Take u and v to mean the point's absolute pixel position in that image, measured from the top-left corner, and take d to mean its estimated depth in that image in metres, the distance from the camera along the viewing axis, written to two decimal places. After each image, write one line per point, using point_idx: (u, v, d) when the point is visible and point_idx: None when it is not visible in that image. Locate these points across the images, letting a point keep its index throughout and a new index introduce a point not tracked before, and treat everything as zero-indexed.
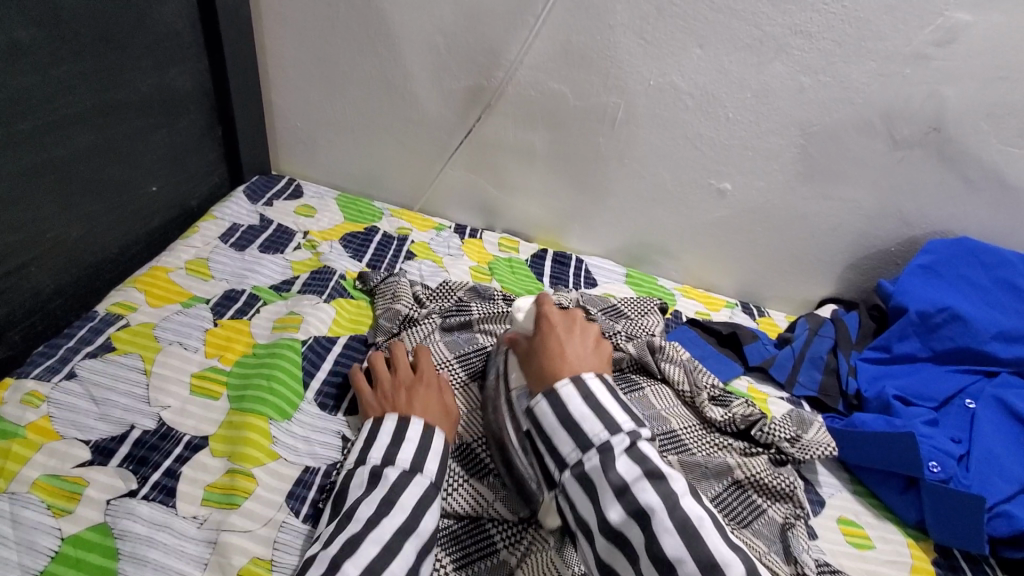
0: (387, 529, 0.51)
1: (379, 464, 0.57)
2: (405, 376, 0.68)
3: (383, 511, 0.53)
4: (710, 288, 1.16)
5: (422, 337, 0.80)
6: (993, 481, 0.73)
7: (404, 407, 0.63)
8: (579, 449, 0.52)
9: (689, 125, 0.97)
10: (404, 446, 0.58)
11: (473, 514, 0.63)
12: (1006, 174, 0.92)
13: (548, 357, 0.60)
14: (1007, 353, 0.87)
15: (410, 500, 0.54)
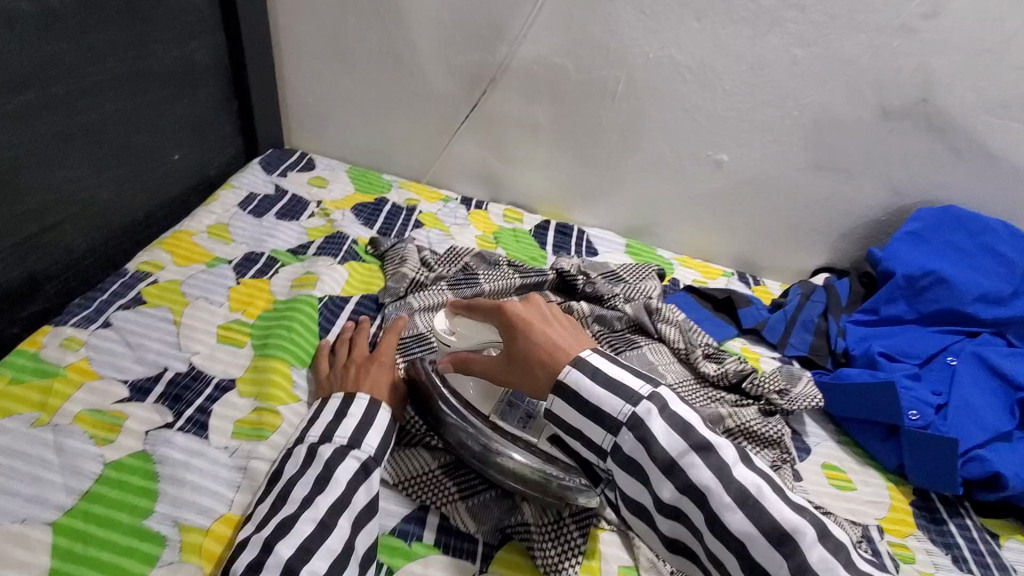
0: (322, 507, 0.53)
1: (315, 441, 0.58)
2: (359, 355, 0.70)
3: (320, 489, 0.54)
4: (708, 259, 1.20)
5: (427, 301, 0.85)
6: (969, 428, 0.78)
7: (351, 385, 0.65)
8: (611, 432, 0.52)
9: (686, 98, 1.01)
10: (344, 422, 0.60)
11: None
12: (990, 144, 0.96)
13: (537, 357, 0.58)
14: (988, 315, 0.91)
15: (344, 475, 0.56)
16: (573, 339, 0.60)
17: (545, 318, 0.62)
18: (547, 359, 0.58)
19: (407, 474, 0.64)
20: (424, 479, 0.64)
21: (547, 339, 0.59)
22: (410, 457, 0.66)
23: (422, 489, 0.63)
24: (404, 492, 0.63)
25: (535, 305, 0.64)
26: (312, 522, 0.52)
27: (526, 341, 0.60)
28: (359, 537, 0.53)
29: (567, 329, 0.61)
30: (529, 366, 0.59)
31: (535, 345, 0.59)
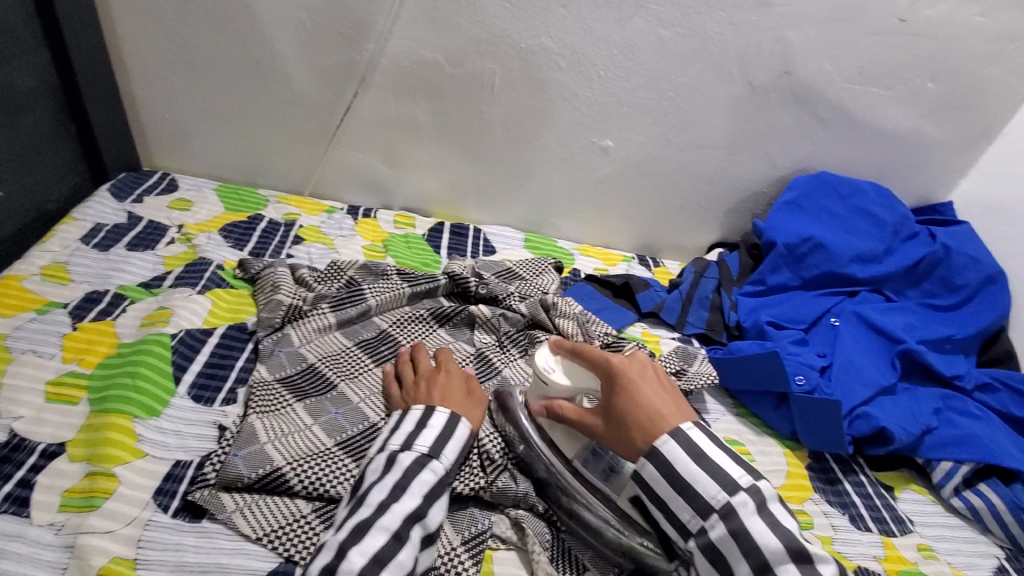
0: (397, 515, 0.51)
1: (396, 449, 0.56)
2: (428, 370, 0.68)
3: (394, 497, 0.52)
4: (608, 246, 1.20)
5: (312, 332, 0.78)
6: (852, 387, 0.80)
7: (425, 398, 0.63)
8: (699, 516, 0.52)
9: (562, 85, 0.99)
10: (424, 433, 0.57)
11: None
12: (852, 110, 1.00)
13: (639, 425, 0.56)
14: (864, 274, 0.95)
15: (422, 488, 0.54)
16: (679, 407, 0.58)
17: (647, 372, 0.60)
18: (647, 420, 0.56)
19: (274, 525, 0.56)
20: (292, 529, 0.56)
21: (651, 400, 0.57)
22: (281, 508, 0.58)
23: (289, 541, 0.55)
24: (271, 547, 0.55)
25: (640, 364, 0.61)
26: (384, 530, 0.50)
27: (629, 401, 0.57)
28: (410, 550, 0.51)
29: (671, 394, 0.59)
30: (628, 432, 0.57)
31: (637, 406, 0.57)
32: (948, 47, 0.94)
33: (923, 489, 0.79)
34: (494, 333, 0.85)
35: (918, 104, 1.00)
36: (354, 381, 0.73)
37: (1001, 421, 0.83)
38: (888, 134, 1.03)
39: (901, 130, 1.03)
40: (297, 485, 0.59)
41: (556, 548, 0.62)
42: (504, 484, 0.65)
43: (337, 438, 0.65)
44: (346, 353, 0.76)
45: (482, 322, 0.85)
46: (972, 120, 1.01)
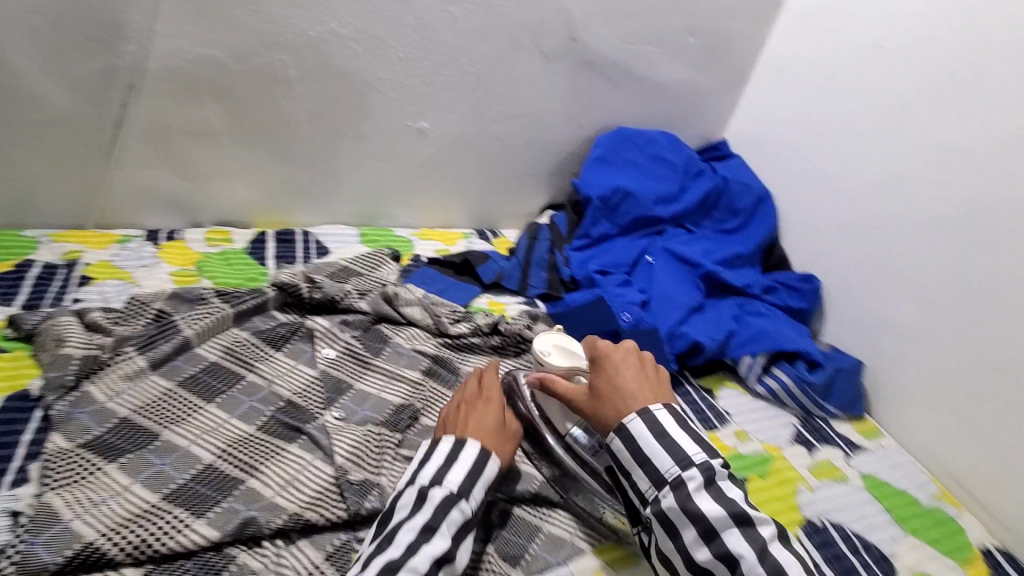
0: (423, 559, 0.53)
1: (427, 485, 0.58)
2: (486, 384, 0.70)
3: (426, 539, 0.54)
4: (447, 226, 1.21)
5: (120, 382, 0.69)
6: (670, 312, 0.92)
7: (461, 426, 0.64)
8: (655, 486, 0.59)
9: (363, 72, 0.97)
10: (455, 468, 0.59)
11: (213, 544, 0.56)
12: (633, 68, 1.11)
13: (611, 397, 0.64)
14: (668, 212, 1.08)
15: (451, 529, 0.56)
16: (658, 390, 0.65)
17: (633, 357, 0.67)
18: (620, 406, 0.63)
19: None
20: None
21: (628, 381, 0.65)
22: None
23: None
24: None
25: (625, 348, 0.68)
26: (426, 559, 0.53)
27: (609, 381, 0.65)
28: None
29: (653, 376, 0.66)
30: (605, 403, 0.64)
31: (615, 386, 0.64)
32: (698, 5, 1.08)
33: (735, 385, 0.94)
34: (338, 343, 0.80)
35: (685, 57, 1.14)
36: (182, 425, 0.66)
37: (784, 315, 1.02)
38: (667, 87, 1.17)
39: (677, 82, 1.17)
40: (120, 554, 0.53)
41: None
42: (372, 507, 0.61)
43: (164, 492, 0.59)
44: (168, 396, 0.69)
45: (321, 335, 0.80)
46: (727, 67, 1.18)
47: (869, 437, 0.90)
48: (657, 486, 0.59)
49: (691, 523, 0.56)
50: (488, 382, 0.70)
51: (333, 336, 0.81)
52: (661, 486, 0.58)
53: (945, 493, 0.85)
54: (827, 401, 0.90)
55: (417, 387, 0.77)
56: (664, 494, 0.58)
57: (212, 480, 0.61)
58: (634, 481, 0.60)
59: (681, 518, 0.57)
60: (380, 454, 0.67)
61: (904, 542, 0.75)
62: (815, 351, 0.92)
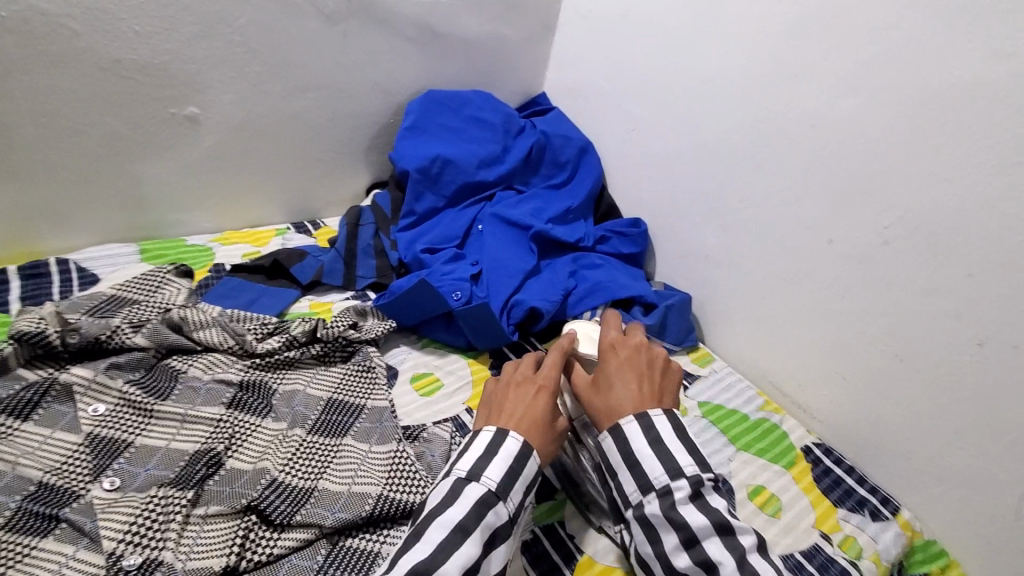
0: (454, 573, 0.50)
1: (465, 477, 0.56)
2: (548, 363, 0.69)
3: (455, 540, 0.52)
4: (258, 223, 1.07)
5: None
6: (504, 281, 0.88)
7: (502, 408, 0.63)
8: (640, 491, 0.58)
9: (92, 52, 0.78)
10: (493, 462, 0.57)
11: None
12: (433, 24, 1.03)
13: (614, 394, 0.64)
14: (493, 175, 1.03)
15: (484, 532, 0.53)
16: (659, 397, 0.65)
17: (642, 364, 0.68)
18: (614, 409, 0.63)
19: None
20: None
21: (630, 380, 0.66)
22: None
23: None
24: None
25: (640, 350, 0.69)
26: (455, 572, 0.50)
27: (610, 377, 0.66)
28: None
29: (658, 385, 0.66)
30: (607, 400, 0.64)
31: (613, 384, 0.66)
32: None
33: None
34: (109, 395, 0.66)
35: (486, 9, 1.08)
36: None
37: (618, 262, 1.04)
38: (474, 42, 1.10)
39: (484, 36, 1.10)
40: None
41: None
42: None
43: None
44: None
45: (82, 392, 0.65)
46: (531, 16, 1.14)
47: (704, 363, 0.96)
48: (642, 490, 0.58)
49: (672, 530, 0.55)
50: (550, 361, 0.69)
51: (99, 390, 0.66)
52: (647, 492, 0.58)
53: (770, 402, 0.93)
54: (665, 337, 0.94)
55: (218, 427, 0.66)
56: (648, 502, 0.57)
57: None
58: (620, 483, 0.60)
59: (663, 527, 0.56)
60: (163, 520, 0.56)
61: (738, 459, 0.81)
62: (649, 294, 0.95)
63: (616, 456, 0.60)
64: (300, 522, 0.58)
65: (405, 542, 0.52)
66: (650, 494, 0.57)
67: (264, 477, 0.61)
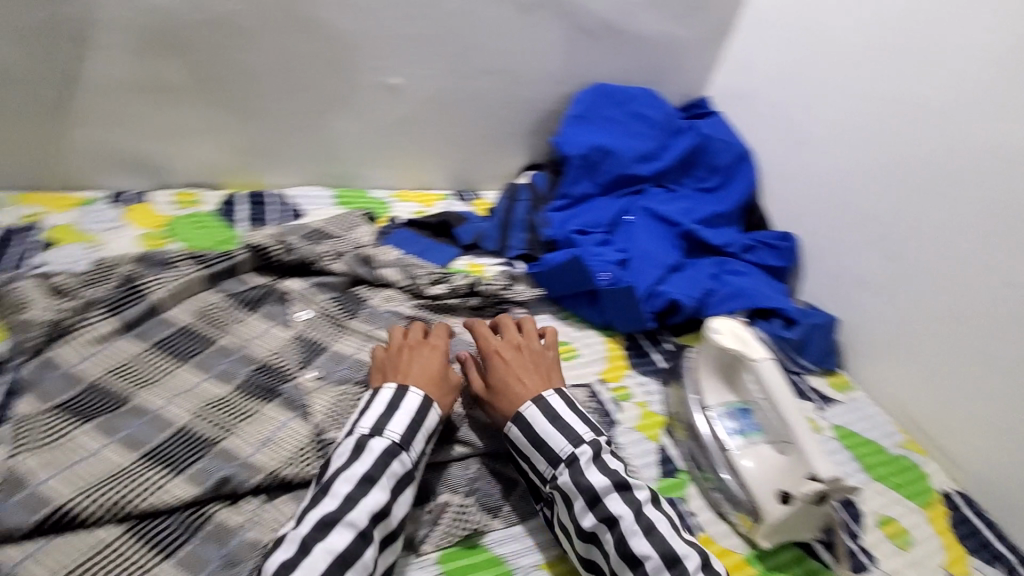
0: (363, 512, 0.54)
1: (365, 434, 0.58)
2: (439, 338, 0.70)
3: (365, 489, 0.55)
4: (425, 187, 1.19)
5: (88, 349, 0.67)
6: (648, 271, 0.92)
7: (396, 373, 0.65)
8: (551, 464, 0.61)
9: (329, 22, 0.92)
10: (395, 417, 0.60)
11: (191, 502, 0.57)
12: (613, 20, 1.08)
13: (497, 389, 0.66)
14: (648, 171, 1.06)
15: (389, 480, 0.56)
16: (550, 375, 0.68)
17: (493, 374, 0.68)
18: (515, 395, 0.65)
19: (78, 558, 0.52)
20: (105, 555, 0.53)
21: (500, 379, 0.67)
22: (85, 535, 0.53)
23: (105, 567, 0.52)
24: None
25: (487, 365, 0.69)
26: (348, 527, 0.53)
27: (488, 382, 0.67)
28: (383, 554, 0.55)
29: (544, 364, 0.69)
30: (494, 395, 0.66)
31: (498, 379, 0.67)
32: None
33: None
34: (313, 305, 0.80)
35: (664, 9, 1.10)
36: (156, 387, 0.66)
37: (762, 274, 1.03)
38: (647, 40, 1.13)
39: (657, 35, 1.13)
40: (98, 512, 0.55)
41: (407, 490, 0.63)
42: None
43: (141, 451, 0.60)
44: (139, 358, 0.68)
45: (295, 297, 0.80)
46: (706, 19, 1.15)
47: (842, 390, 0.93)
48: (553, 464, 0.61)
49: (579, 494, 0.58)
50: (424, 343, 0.69)
51: (308, 300, 0.80)
52: (557, 465, 0.61)
53: (910, 442, 0.88)
54: (801, 357, 0.94)
55: None
56: (560, 471, 0.60)
57: (188, 440, 0.62)
58: (532, 462, 0.63)
59: (573, 492, 0.59)
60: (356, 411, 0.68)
61: (868, 488, 0.78)
62: (791, 309, 0.94)
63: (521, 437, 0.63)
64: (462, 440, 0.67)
65: (314, 496, 0.55)
66: (561, 464, 0.60)
67: None
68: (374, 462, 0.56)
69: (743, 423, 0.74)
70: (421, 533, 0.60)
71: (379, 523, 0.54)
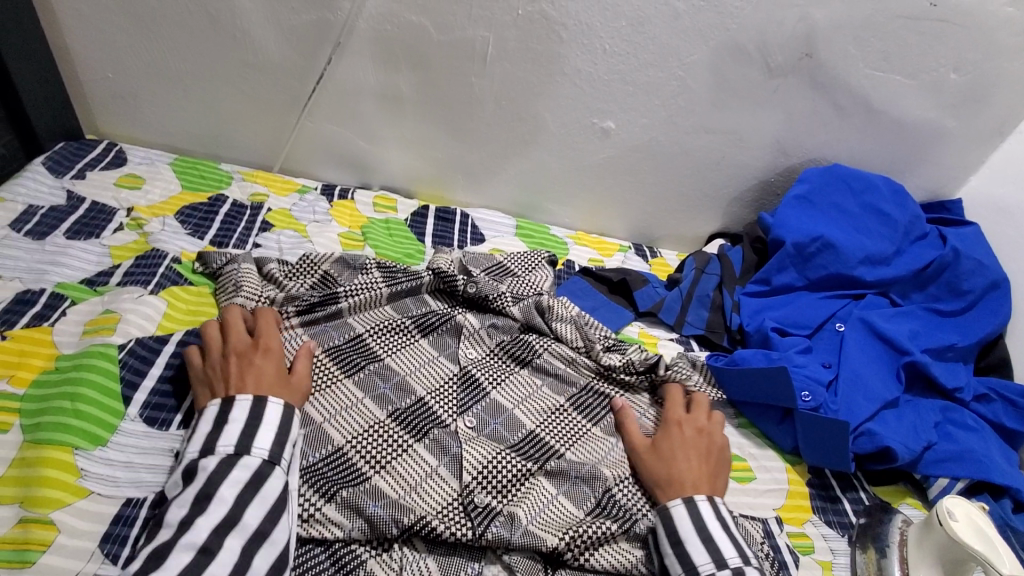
0: (203, 528, 0.48)
1: (194, 457, 0.52)
2: (711, 424, 0.70)
3: (200, 509, 0.49)
4: (603, 233, 1.13)
5: None
6: (858, 402, 0.77)
7: (232, 381, 0.58)
8: (714, 564, 0.55)
9: (564, 59, 0.89)
10: (226, 430, 0.54)
11: (341, 539, 0.55)
12: (872, 98, 0.94)
13: (666, 462, 0.64)
14: (872, 277, 0.91)
15: (233, 489, 0.51)
16: (712, 483, 0.64)
17: (676, 448, 0.66)
18: (676, 474, 0.63)
19: None
20: None
21: (689, 460, 0.64)
22: None
23: None
24: None
25: (680, 434, 0.67)
26: (188, 550, 0.47)
27: (672, 449, 0.65)
28: (255, 559, 0.48)
29: (700, 465, 0.64)
30: (666, 463, 0.64)
31: (674, 452, 0.65)
32: (977, 35, 0.88)
33: (919, 503, 0.78)
34: (483, 346, 0.77)
35: (939, 95, 0.94)
36: (320, 398, 0.66)
37: (992, 432, 0.82)
38: (904, 126, 0.97)
39: (918, 122, 0.97)
40: None
41: None
42: (496, 535, 0.57)
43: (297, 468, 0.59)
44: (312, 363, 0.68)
45: (468, 334, 0.76)
46: (989, 114, 0.96)
47: None
48: (716, 564, 0.55)
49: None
50: (705, 429, 0.68)
51: (479, 340, 0.77)
52: (722, 567, 0.55)
53: None
54: None
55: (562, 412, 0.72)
56: (722, 574, 0.55)
57: (341, 467, 0.60)
58: (686, 552, 0.57)
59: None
60: (513, 477, 0.63)
61: None
62: None
63: (687, 526, 0.58)
64: (615, 547, 0.60)
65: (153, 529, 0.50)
66: (726, 568, 0.55)
67: (601, 483, 0.64)
68: (207, 480, 0.51)
69: None
70: None
71: (227, 535, 0.49)
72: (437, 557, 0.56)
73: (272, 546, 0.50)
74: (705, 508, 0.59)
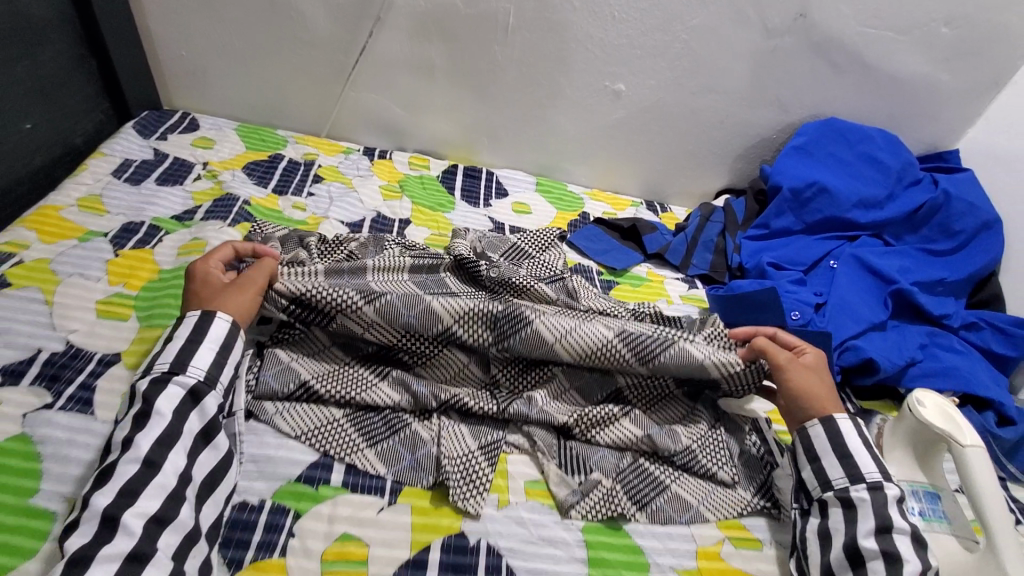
0: (145, 442, 0.52)
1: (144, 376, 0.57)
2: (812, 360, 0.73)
3: (140, 424, 0.53)
4: (617, 191, 1.23)
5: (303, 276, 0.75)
6: (845, 322, 0.85)
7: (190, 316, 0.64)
8: (849, 477, 0.61)
9: (578, 26, 0.99)
10: (169, 348, 0.59)
11: (391, 406, 0.67)
12: (865, 55, 1.01)
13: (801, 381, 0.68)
14: (866, 219, 0.99)
15: (171, 404, 0.55)
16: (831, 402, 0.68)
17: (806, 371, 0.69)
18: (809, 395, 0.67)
19: (310, 426, 0.64)
20: (329, 429, 0.64)
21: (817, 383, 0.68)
22: (311, 412, 0.65)
23: (325, 439, 0.63)
24: (309, 442, 0.63)
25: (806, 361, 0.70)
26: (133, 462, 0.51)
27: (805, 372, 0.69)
28: (194, 469, 0.55)
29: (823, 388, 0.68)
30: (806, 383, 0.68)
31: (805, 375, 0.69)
32: None
33: None
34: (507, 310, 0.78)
35: (929, 50, 1.00)
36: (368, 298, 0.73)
37: (980, 356, 0.89)
38: (898, 80, 1.04)
39: (912, 77, 1.03)
40: (327, 395, 0.66)
41: (564, 455, 0.67)
42: (517, 410, 0.68)
43: (355, 355, 0.71)
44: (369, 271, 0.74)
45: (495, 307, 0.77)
46: (980, 67, 1.02)
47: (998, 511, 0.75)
48: (851, 478, 0.60)
49: (871, 516, 0.57)
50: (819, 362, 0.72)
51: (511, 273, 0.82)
52: (856, 481, 0.60)
53: None
54: (1008, 461, 0.80)
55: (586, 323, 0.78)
56: (856, 488, 0.60)
57: (387, 356, 0.71)
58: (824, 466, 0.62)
59: (865, 513, 0.58)
60: (530, 370, 0.73)
61: None
62: (1010, 406, 0.82)
63: (824, 442, 0.63)
64: (621, 427, 0.70)
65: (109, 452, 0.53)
66: (860, 483, 0.60)
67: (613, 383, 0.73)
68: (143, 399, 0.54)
69: (928, 507, 0.66)
70: (571, 500, 0.63)
71: (169, 449, 0.53)
72: (470, 425, 0.68)
73: (216, 450, 0.57)
74: (846, 425, 0.63)
